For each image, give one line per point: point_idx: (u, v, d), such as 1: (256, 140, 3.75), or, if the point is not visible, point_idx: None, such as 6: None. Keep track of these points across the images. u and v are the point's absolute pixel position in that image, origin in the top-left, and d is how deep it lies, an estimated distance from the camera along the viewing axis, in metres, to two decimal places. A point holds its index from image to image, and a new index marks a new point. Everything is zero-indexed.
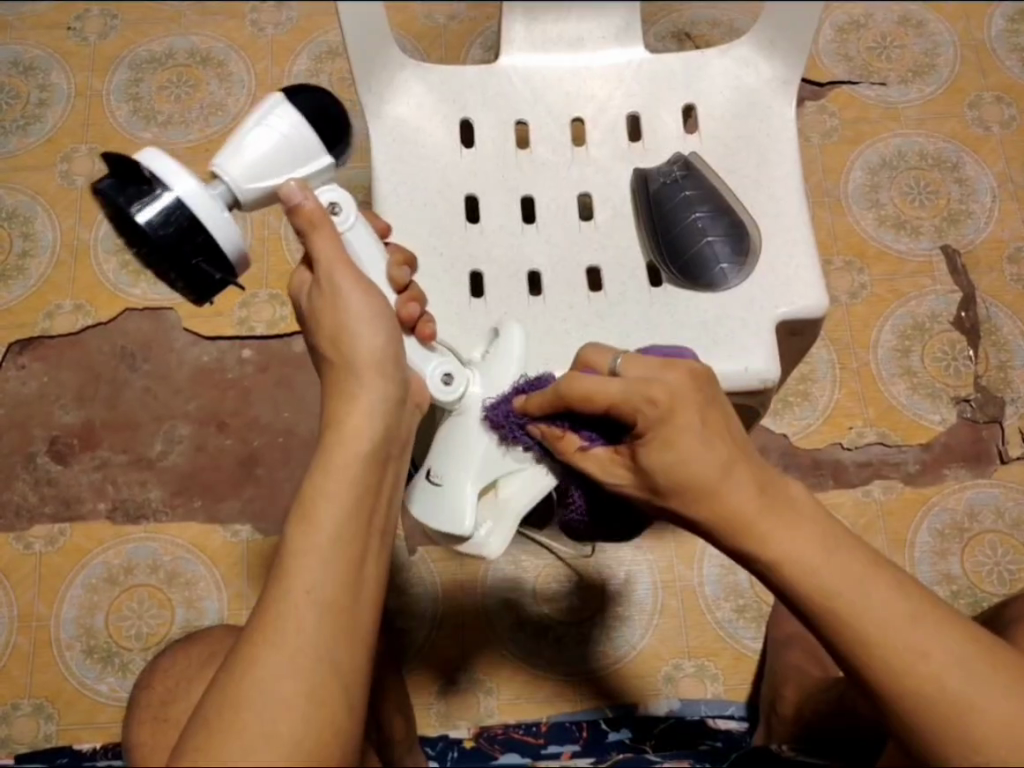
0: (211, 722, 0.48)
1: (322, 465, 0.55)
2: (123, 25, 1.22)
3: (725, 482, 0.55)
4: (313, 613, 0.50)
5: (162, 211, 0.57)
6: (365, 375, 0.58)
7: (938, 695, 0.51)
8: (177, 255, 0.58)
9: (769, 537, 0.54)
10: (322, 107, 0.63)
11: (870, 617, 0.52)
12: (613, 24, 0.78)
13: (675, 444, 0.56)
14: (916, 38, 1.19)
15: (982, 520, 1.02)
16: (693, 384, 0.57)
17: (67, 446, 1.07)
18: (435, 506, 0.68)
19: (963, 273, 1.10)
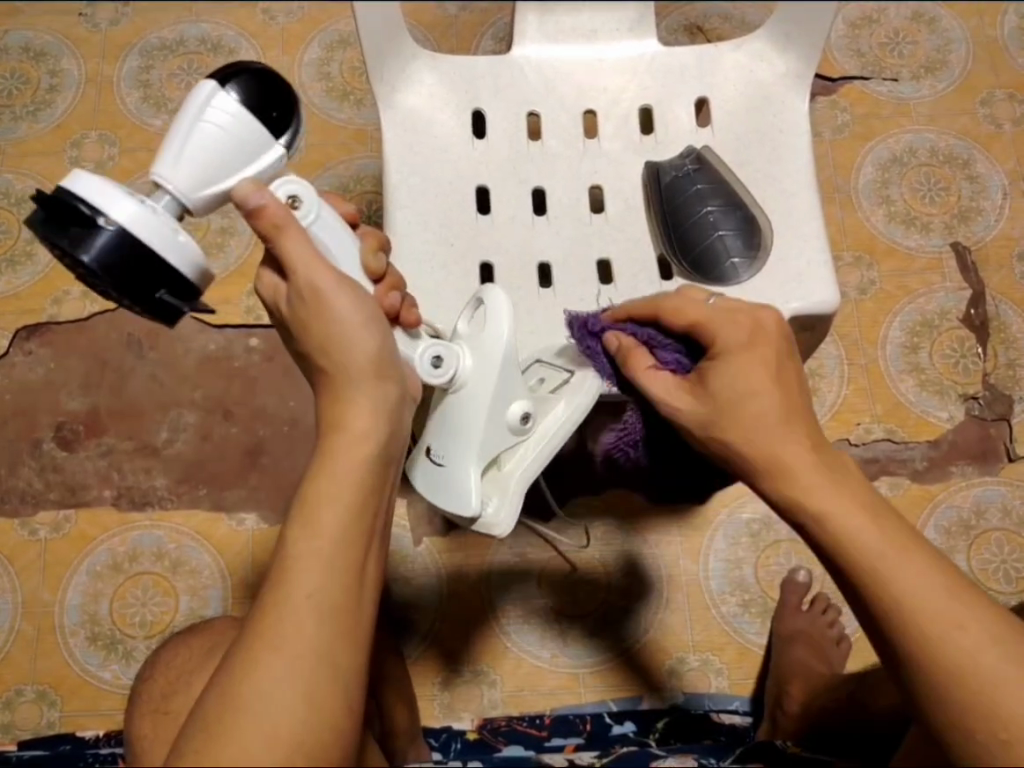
0: (212, 718, 0.48)
1: (325, 466, 0.54)
2: (134, 12, 1.22)
3: (784, 428, 0.59)
4: (314, 615, 0.50)
5: (105, 248, 0.55)
6: (364, 379, 0.57)
7: (961, 666, 0.52)
8: (132, 289, 0.57)
9: (810, 488, 0.57)
10: (265, 89, 0.59)
11: (900, 585, 0.54)
12: (627, 18, 0.78)
13: (743, 386, 0.60)
14: (929, 34, 1.19)
15: (989, 518, 1.02)
16: (779, 327, 0.62)
17: (74, 433, 1.07)
18: (441, 487, 0.67)
19: (973, 270, 1.10)
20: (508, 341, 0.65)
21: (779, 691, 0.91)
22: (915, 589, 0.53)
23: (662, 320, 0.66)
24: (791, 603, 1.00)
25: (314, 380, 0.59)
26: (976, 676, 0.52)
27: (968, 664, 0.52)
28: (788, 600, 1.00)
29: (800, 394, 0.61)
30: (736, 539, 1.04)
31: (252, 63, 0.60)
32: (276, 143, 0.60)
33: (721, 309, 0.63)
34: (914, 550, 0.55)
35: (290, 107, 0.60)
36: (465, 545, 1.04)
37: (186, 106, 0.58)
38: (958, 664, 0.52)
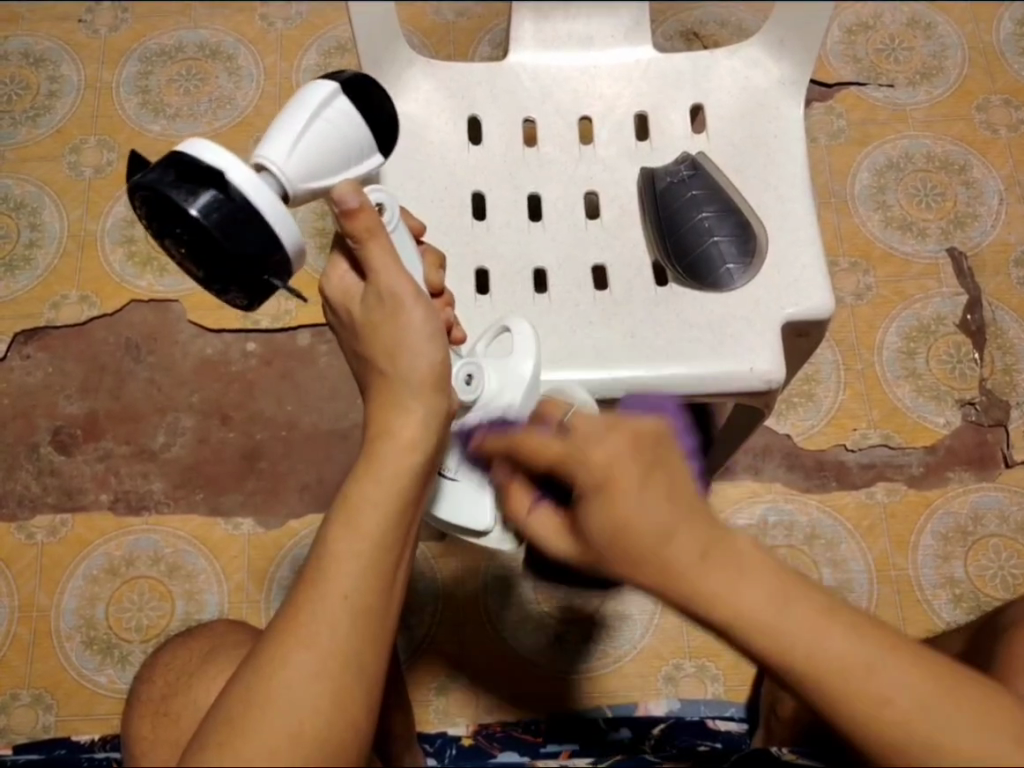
0: (236, 714, 0.48)
1: (369, 470, 0.54)
2: (133, 18, 1.23)
3: (666, 543, 0.49)
4: (348, 614, 0.50)
5: (222, 211, 0.54)
6: (422, 389, 0.56)
7: (892, 731, 0.48)
8: (239, 256, 0.55)
9: (715, 588, 0.49)
10: (369, 97, 0.61)
11: (825, 668, 0.48)
12: (621, 24, 0.79)
13: (624, 515, 0.50)
14: (925, 41, 1.19)
15: (986, 524, 1.01)
16: (631, 445, 0.52)
17: (71, 436, 1.07)
18: (455, 505, 0.68)
19: (970, 276, 1.10)
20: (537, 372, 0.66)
21: (774, 698, 0.90)
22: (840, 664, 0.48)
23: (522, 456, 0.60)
24: None
25: (366, 377, 0.59)
26: (923, 735, 0.48)
27: (912, 727, 0.48)
28: None
29: (677, 495, 0.51)
30: None
31: (355, 71, 0.62)
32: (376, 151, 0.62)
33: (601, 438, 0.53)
34: (833, 613, 0.49)
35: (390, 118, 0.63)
36: (462, 549, 1.04)
37: (297, 100, 0.59)
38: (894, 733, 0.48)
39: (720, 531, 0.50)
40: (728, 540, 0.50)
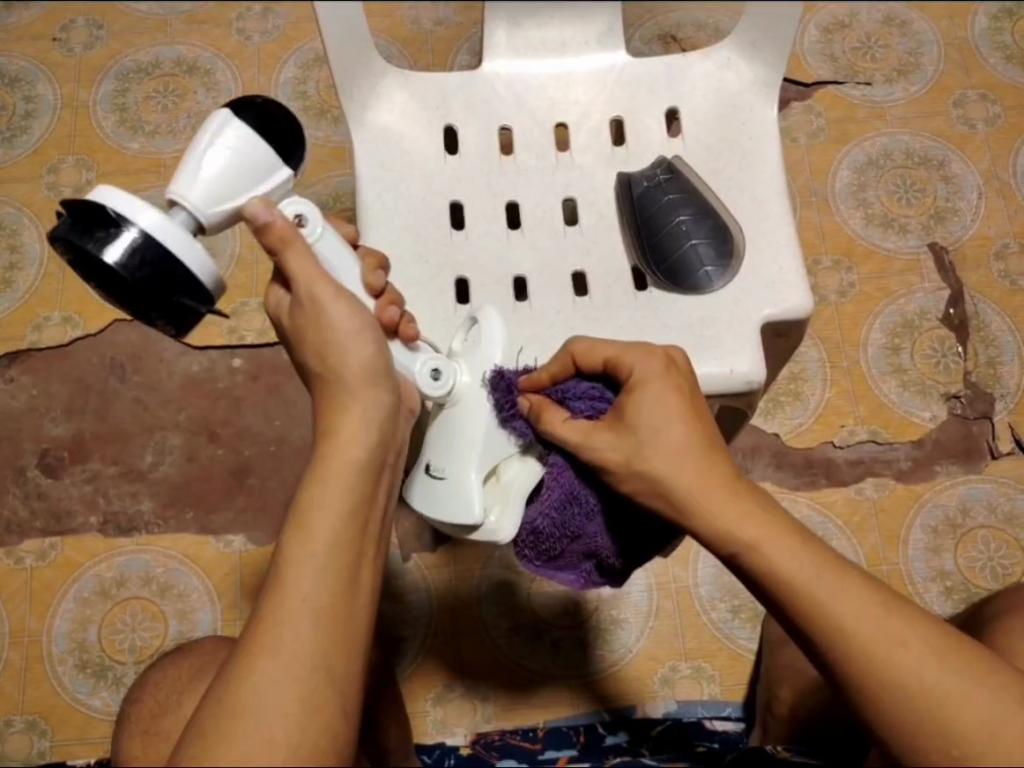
0: (210, 727, 0.48)
1: (319, 472, 0.54)
2: (109, 35, 1.22)
3: (699, 470, 0.57)
4: (309, 617, 0.50)
5: (125, 250, 0.55)
6: (357, 386, 0.57)
7: (915, 690, 0.50)
8: (155, 293, 0.56)
9: (738, 523, 0.55)
10: (272, 117, 0.60)
11: (841, 605, 0.52)
12: (596, 29, 0.79)
13: (655, 424, 0.58)
14: (900, 38, 1.20)
15: (974, 516, 1.02)
16: (678, 369, 0.61)
17: (58, 459, 1.06)
18: (441, 501, 0.66)
19: (951, 269, 1.10)
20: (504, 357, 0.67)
21: (771, 696, 0.91)
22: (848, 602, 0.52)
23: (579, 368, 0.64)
24: None
25: (308, 384, 0.60)
26: (935, 696, 0.50)
27: (924, 688, 0.50)
28: None
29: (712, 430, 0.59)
30: None
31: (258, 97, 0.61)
32: (289, 163, 0.61)
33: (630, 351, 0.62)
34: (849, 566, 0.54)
35: (296, 131, 0.62)
36: (455, 558, 1.04)
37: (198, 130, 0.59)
38: (913, 691, 0.50)
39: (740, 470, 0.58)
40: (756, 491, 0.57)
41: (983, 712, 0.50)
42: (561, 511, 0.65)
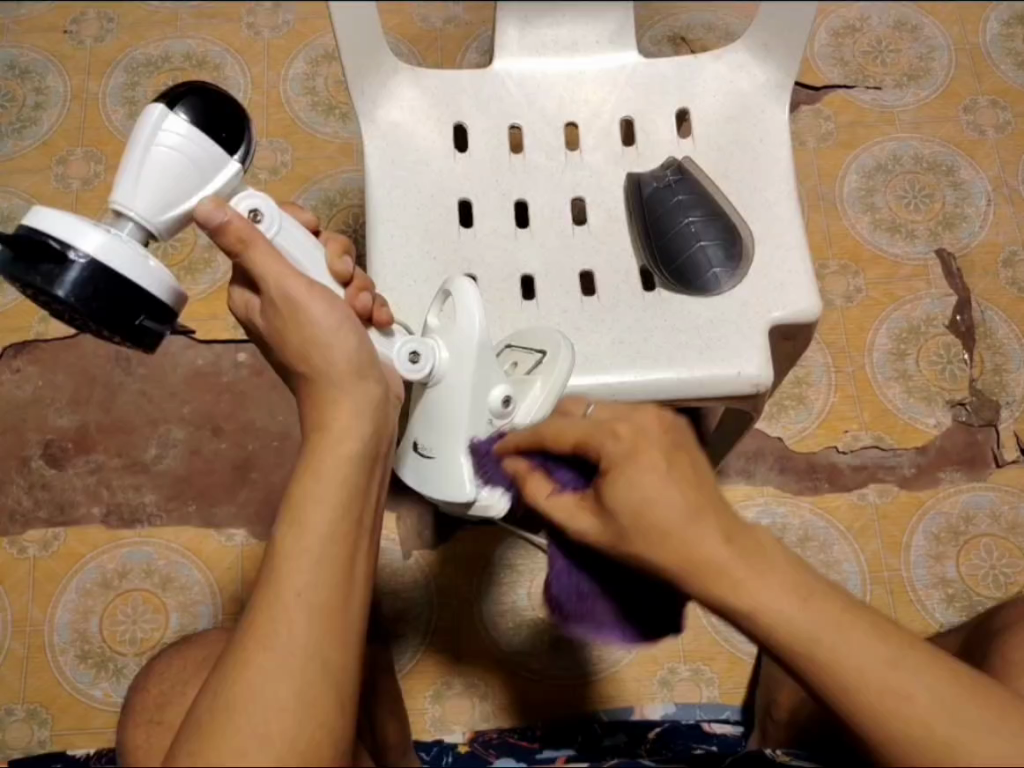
0: (207, 722, 0.48)
1: (312, 467, 0.54)
2: (120, 28, 1.22)
3: (693, 529, 0.49)
4: (304, 611, 0.50)
5: (77, 281, 0.56)
6: (344, 379, 0.57)
7: (924, 736, 0.48)
8: (112, 317, 0.57)
9: (739, 588, 0.48)
10: (211, 106, 0.59)
11: (848, 663, 0.48)
12: (607, 29, 0.79)
13: (634, 488, 0.50)
14: (911, 43, 1.19)
15: (977, 524, 1.02)
16: (661, 423, 0.53)
17: (62, 450, 1.06)
18: (434, 479, 0.68)
19: (959, 276, 1.10)
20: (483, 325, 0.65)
21: (769, 701, 0.91)
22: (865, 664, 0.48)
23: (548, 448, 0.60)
24: None
25: (294, 383, 0.61)
26: (944, 741, 0.48)
27: (933, 736, 0.48)
28: None
29: (701, 483, 0.51)
30: None
31: (190, 83, 0.60)
32: (234, 158, 0.60)
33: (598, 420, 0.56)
34: (855, 614, 0.49)
35: (238, 116, 0.61)
36: (455, 556, 1.04)
37: (134, 130, 0.59)
38: (922, 738, 0.48)
39: (741, 522, 0.50)
40: (756, 543, 0.49)
41: (993, 751, 0.48)
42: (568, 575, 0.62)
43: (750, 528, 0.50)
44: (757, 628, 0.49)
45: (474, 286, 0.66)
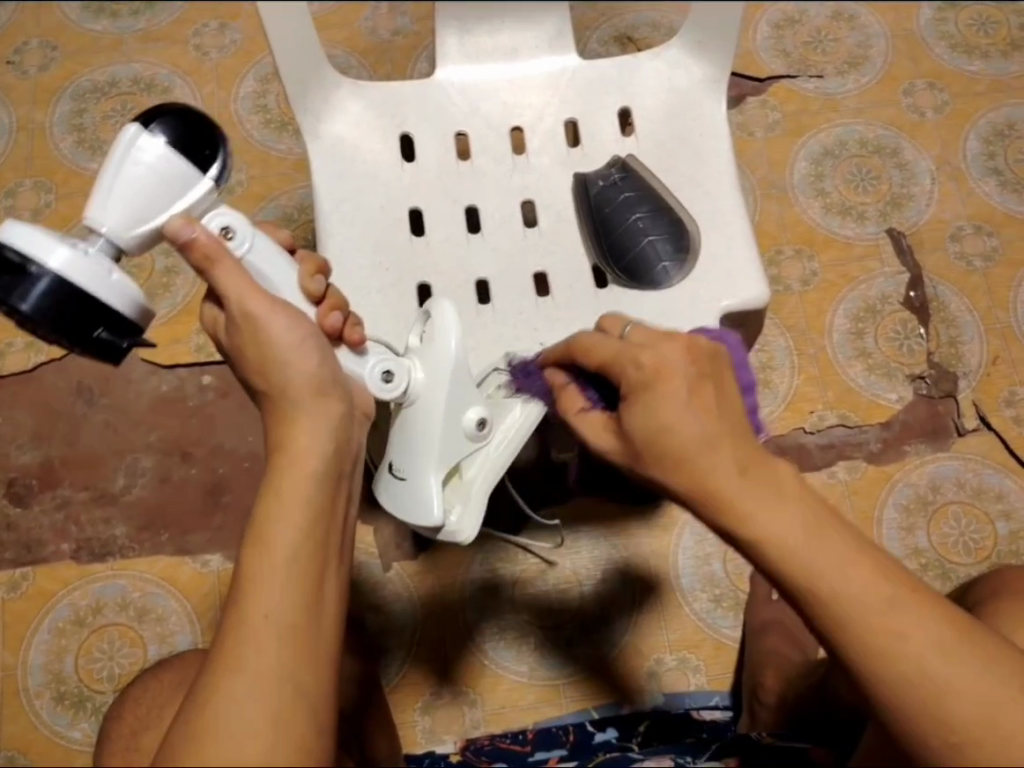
0: (179, 754, 0.48)
1: (274, 490, 0.54)
2: (62, 57, 1.21)
3: (706, 454, 0.51)
4: (272, 633, 0.50)
5: (44, 297, 0.56)
6: (305, 399, 0.58)
7: (915, 676, 0.49)
8: (75, 333, 0.57)
9: (750, 511, 0.50)
10: (185, 126, 0.59)
11: (849, 594, 0.49)
12: (546, 33, 0.80)
13: (660, 413, 0.52)
14: (849, 31, 1.23)
15: (944, 493, 1.04)
16: (689, 353, 0.53)
17: (27, 488, 1.04)
18: (404, 503, 0.67)
19: (909, 253, 1.13)
20: (462, 349, 0.66)
21: (755, 682, 0.94)
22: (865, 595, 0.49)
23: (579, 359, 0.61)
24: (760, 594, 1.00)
25: (259, 400, 0.60)
26: (934, 683, 0.49)
27: (924, 675, 0.49)
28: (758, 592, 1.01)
29: (722, 409, 0.52)
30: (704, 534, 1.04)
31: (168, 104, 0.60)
32: (206, 176, 0.60)
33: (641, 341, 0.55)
34: (861, 550, 0.50)
35: (213, 136, 0.60)
36: (435, 565, 1.04)
37: (111, 147, 0.58)
38: (911, 676, 0.49)
39: (759, 450, 0.52)
40: (772, 468, 0.52)
41: (978, 698, 0.49)
42: None
43: (765, 453, 0.52)
44: (766, 551, 0.51)
45: (452, 306, 0.67)
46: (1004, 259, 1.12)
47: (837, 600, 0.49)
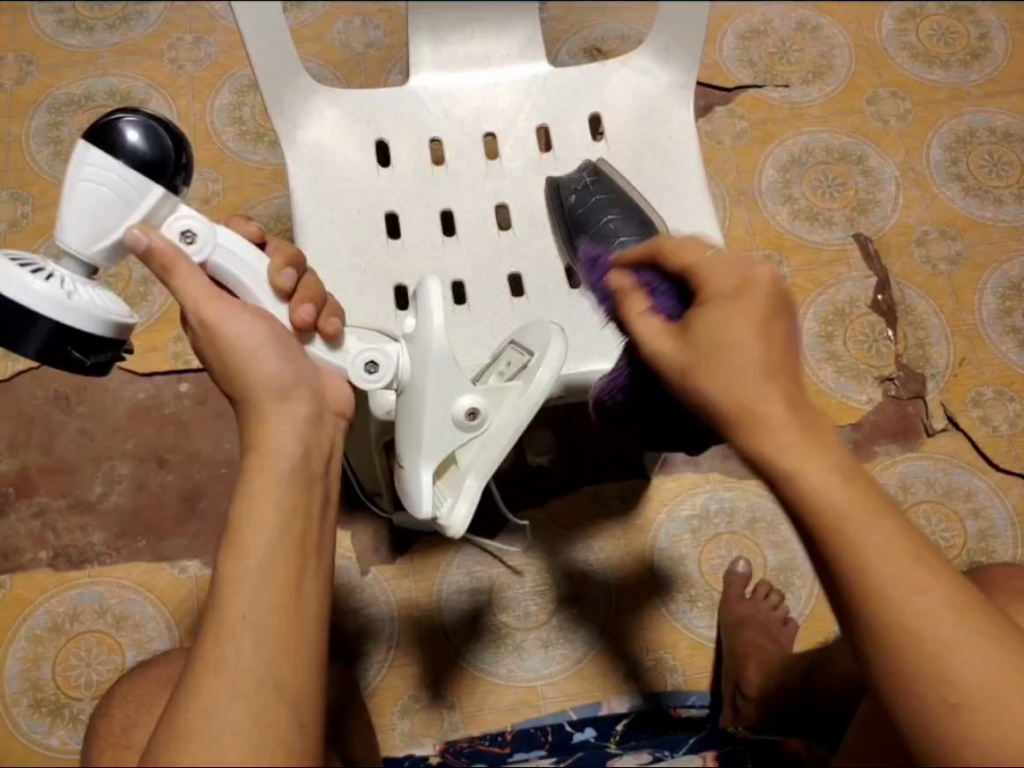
0: (164, 754, 0.49)
1: (245, 494, 0.55)
2: (39, 70, 1.22)
3: (757, 383, 0.53)
4: (250, 635, 0.50)
5: (25, 326, 0.59)
6: (271, 404, 0.59)
7: (924, 636, 0.49)
8: (58, 355, 0.60)
9: (780, 448, 0.52)
10: (138, 138, 0.60)
11: (871, 553, 0.50)
12: (516, 42, 0.82)
13: (720, 347, 0.54)
14: (813, 42, 1.26)
15: (915, 492, 1.06)
16: (773, 284, 0.56)
17: (3, 496, 1.04)
18: (398, 488, 0.67)
19: (877, 258, 1.15)
20: (440, 330, 0.65)
21: (738, 674, 0.95)
22: (874, 549, 0.50)
23: (661, 262, 0.61)
24: (735, 592, 1.01)
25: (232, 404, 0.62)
26: (939, 643, 0.49)
27: (933, 634, 0.49)
28: (733, 589, 1.02)
29: (783, 350, 0.54)
30: (678, 536, 1.06)
31: (120, 115, 0.61)
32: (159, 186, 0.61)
33: (721, 256, 0.58)
34: (882, 508, 0.51)
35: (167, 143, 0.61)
36: (414, 569, 1.04)
37: (69, 166, 0.60)
38: (921, 634, 0.49)
39: (804, 392, 0.54)
40: (811, 413, 0.53)
41: (977, 671, 0.49)
42: (621, 393, 0.69)
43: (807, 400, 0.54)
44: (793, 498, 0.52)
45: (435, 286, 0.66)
46: (969, 263, 1.15)
47: (859, 560, 0.50)
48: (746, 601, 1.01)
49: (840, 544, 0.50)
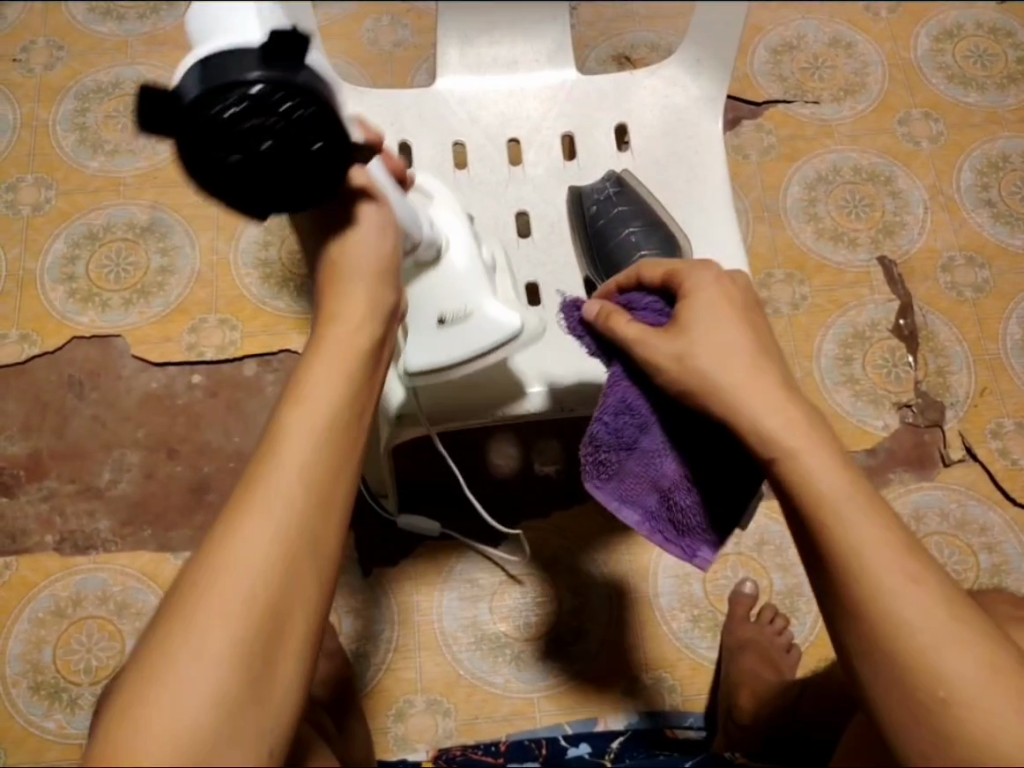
0: (187, 584, 0.48)
1: (320, 350, 0.58)
2: (69, 56, 1.23)
3: (754, 376, 0.58)
4: (297, 483, 0.52)
5: (286, 70, 0.50)
6: (364, 273, 0.60)
7: (937, 663, 0.49)
8: (318, 133, 0.51)
9: (779, 431, 0.56)
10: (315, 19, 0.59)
11: (871, 555, 0.51)
12: (546, 48, 0.81)
13: (721, 337, 0.60)
14: (846, 59, 1.24)
15: (927, 522, 1.04)
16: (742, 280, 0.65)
17: (13, 478, 1.05)
18: (468, 332, 0.66)
19: (900, 282, 1.13)
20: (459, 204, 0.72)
21: (731, 702, 0.92)
22: (874, 546, 0.52)
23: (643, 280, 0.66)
24: (738, 614, 1.00)
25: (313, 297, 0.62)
26: (954, 680, 0.48)
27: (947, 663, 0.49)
28: (736, 611, 1.01)
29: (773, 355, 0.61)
30: None
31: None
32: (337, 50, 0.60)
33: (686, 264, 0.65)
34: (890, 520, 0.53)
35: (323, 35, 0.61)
36: (415, 573, 1.04)
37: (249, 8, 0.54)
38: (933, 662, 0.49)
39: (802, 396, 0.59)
40: (805, 408, 0.58)
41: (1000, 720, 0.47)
42: (615, 418, 0.64)
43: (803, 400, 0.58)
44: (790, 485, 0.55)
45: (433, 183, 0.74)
46: (995, 291, 1.13)
47: (860, 564, 0.51)
48: (749, 624, 1.00)
49: (837, 539, 0.53)
